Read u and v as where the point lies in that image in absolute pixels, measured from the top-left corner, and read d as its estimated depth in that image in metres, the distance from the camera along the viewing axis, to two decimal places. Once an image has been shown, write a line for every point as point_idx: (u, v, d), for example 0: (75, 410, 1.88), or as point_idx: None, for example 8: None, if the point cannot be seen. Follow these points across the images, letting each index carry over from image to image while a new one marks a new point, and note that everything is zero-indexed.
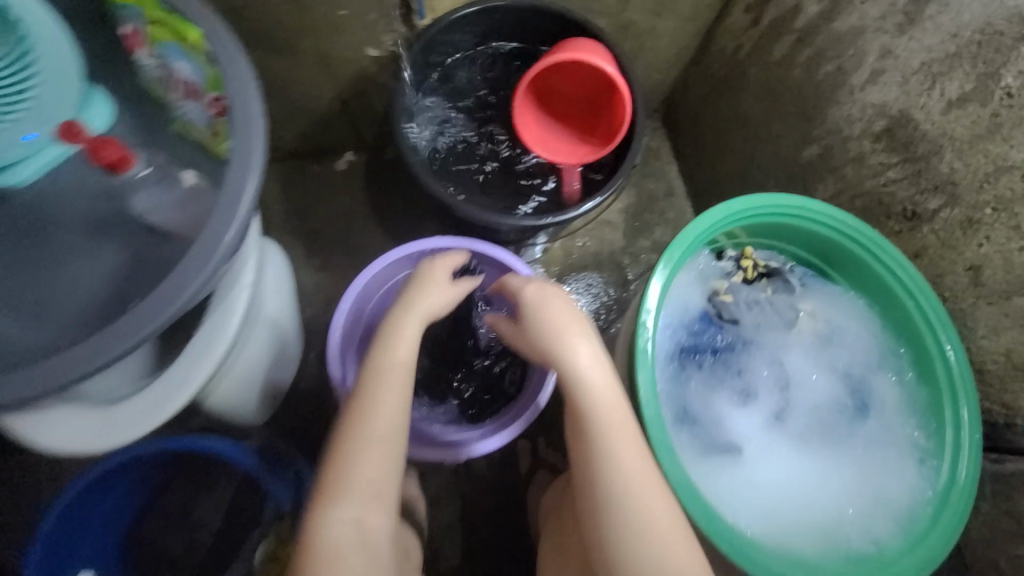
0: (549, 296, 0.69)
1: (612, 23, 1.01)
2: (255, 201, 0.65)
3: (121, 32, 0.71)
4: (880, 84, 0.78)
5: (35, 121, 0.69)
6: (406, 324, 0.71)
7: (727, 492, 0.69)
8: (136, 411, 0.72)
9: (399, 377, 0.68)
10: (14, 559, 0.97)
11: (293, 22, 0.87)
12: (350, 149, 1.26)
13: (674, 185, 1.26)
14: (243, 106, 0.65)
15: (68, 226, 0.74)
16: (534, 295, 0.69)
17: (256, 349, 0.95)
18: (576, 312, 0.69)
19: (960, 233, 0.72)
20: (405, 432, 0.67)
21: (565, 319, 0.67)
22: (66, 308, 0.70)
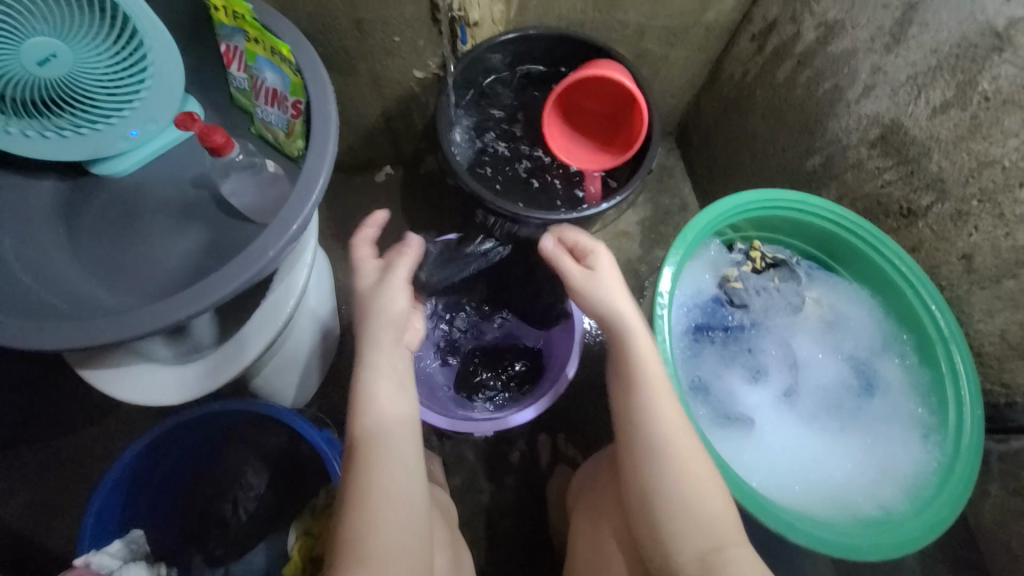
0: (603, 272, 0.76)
1: (631, 50, 1.13)
2: (326, 184, 0.76)
3: (220, 50, 0.86)
4: (872, 97, 0.87)
5: (141, 119, 0.81)
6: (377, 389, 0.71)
7: (741, 457, 0.76)
8: (211, 366, 0.82)
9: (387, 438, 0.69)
10: (69, 520, 1.04)
11: (354, 47, 1.01)
12: (388, 164, 1.39)
13: (687, 200, 1.35)
14: (321, 102, 0.77)
15: (156, 209, 0.86)
16: (603, 256, 0.77)
17: (300, 336, 1.02)
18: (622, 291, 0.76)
19: (952, 225, 0.81)
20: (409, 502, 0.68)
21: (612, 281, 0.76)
22: (155, 275, 0.82)
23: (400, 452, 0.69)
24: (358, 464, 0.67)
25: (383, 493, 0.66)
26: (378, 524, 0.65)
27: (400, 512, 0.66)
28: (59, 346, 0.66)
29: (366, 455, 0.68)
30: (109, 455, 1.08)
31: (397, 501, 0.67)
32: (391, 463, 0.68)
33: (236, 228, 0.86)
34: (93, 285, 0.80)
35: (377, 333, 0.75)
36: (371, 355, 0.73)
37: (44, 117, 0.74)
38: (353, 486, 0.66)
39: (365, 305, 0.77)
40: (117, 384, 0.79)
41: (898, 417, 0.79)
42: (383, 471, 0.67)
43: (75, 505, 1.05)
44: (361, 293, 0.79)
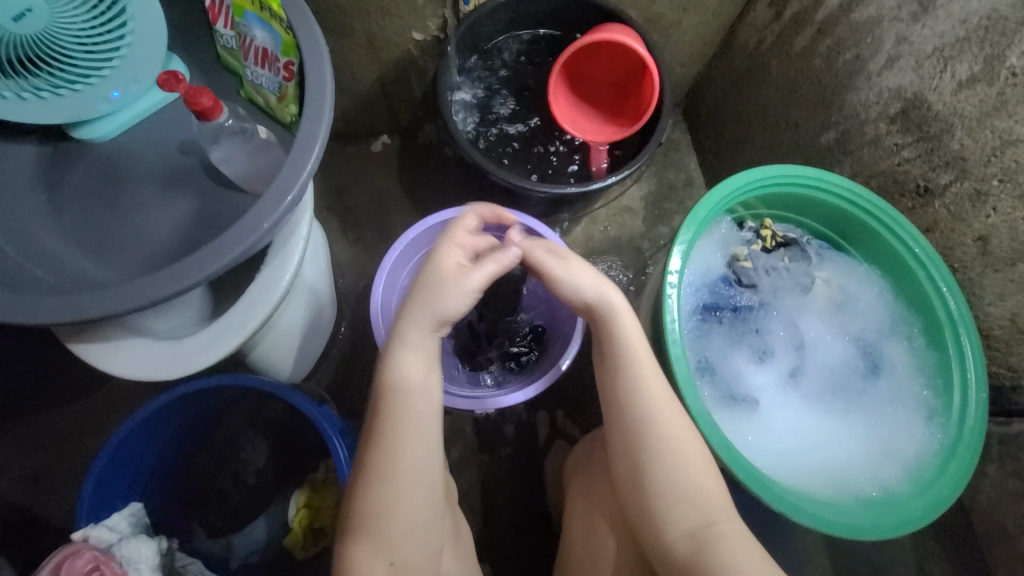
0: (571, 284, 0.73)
1: (641, 15, 1.07)
2: (321, 152, 0.72)
3: (205, 5, 0.80)
4: (895, 69, 0.83)
5: (122, 80, 0.76)
6: (409, 364, 0.71)
7: (745, 437, 0.76)
8: (202, 342, 0.80)
9: (417, 408, 0.69)
10: (66, 493, 1.04)
11: (349, 5, 0.95)
12: (385, 132, 1.33)
13: (693, 175, 1.31)
14: (315, 63, 0.72)
15: (142, 178, 0.82)
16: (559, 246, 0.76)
17: (296, 311, 1.00)
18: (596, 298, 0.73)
19: (969, 205, 0.79)
20: (433, 471, 0.69)
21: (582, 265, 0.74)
22: (143, 247, 0.79)
23: (423, 426, 0.69)
24: (383, 431, 0.68)
25: (406, 467, 0.67)
26: (400, 493, 0.66)
27: (421, 483, 0.67)
28: (45, 321, 0.63)
29: (393, 428, 0.68)
30: (105, 428, 1.07)
31: (419, 473, 0.67)
32: (416, 437, 0.68)
33: (227, 198, 0.82)
34: (80, 257, 0.77)
35: (420, 315, 0.71)
36: (411, 331, 0.72)
37: (17, 77, 0.68)
38: (378, 459, 0.66)
39: (433, 287, 0.72)
40: (109, 359, 0.77)
41: (901, 398, 0.79)
42: (409, 444, 0.67)
43: (72, 478, 1.04)
44: (437, 273, 0.72)
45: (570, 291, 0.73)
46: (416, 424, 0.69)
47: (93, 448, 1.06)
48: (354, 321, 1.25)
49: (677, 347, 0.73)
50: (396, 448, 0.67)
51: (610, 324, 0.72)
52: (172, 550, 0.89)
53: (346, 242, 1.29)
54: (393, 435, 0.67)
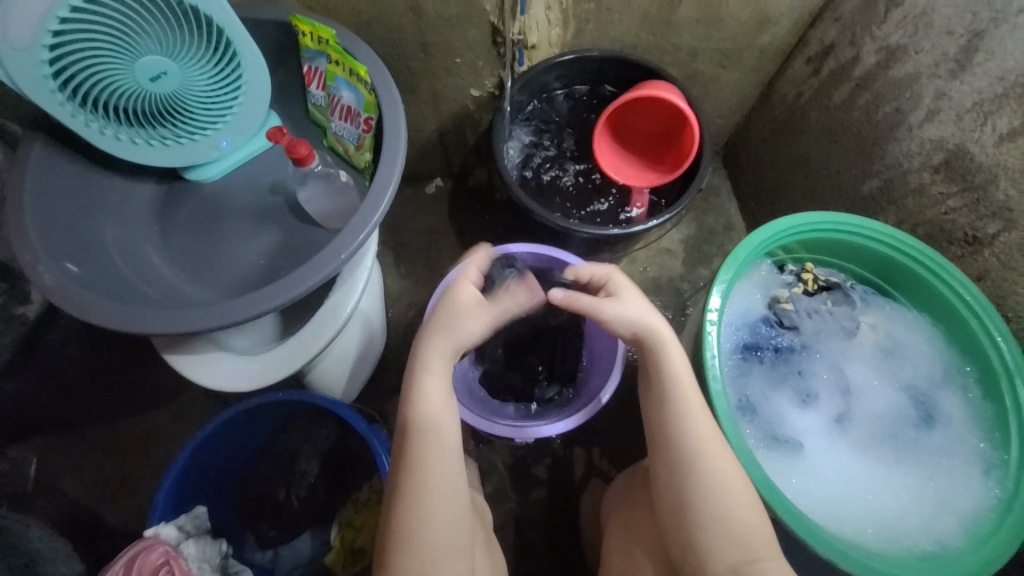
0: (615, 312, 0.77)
1: (682, 72, 1.15)
2: (395, 191, 0.82)
3: (302, 70, 0.94)
4: (936, 122, 0.86)
5: (230, 132, 0.90)
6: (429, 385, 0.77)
7: (789, 479, 0.75)
8: (278, 357, 0.89)
9: (439, 426, 0.75)
10: (137, 495, 1.13)
11: (418, 67, 1.08)
12: (438, 176, 1.45)
13: (733, 220, 1.34)
14: (393, 118, 0.84)
15: (238, 213, 0.94)
16: (623, 280, 0.81)
17: (352, 335, 1.08)
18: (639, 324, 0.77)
19: (1020, 255, 0.78)
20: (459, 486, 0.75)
21: (640, 303, 0.79)
22: (234, 273, 0.91)
23: (447, 446, 0.75)
24: (412, 446, 0.74)
25: (439, 481, 0.72)
26: (430, 509, 0.71)
27: (449, 500, 0.73)
28: (156, 330, 0.74)
29: (423, 445, 0.74)
30: (175, 435, 1.17)
31: (445, 491, 0.73)
32: (443, 456, 0.74)
33: (305, 232, 0.94)
34: (181, 279, 0.89)
35: (442, 339, 0.79)
36: (431, 359, 0.78)
37: (151, 127, 0.83)
38: (408, 472, 0.72)
39: (450, 320, 0.79)
40: (197, 371, 0.87)
41: (959, 450, 0.76)
42: (439, 462, 0.73)
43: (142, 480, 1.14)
44: (453, 304, 0.81)
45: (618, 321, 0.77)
46: (439, 441, 0.74)
47: (165, 454, 1.16)
48: (402, 348, 1.32)
49: (719, 385, 0.75)
50: (426, 466, 0.72)
51: (652, 354, 0.76)
52: (228, 556, 0.95)
53: (399, 274, 1.39)
54: (424, 450, 0.73)
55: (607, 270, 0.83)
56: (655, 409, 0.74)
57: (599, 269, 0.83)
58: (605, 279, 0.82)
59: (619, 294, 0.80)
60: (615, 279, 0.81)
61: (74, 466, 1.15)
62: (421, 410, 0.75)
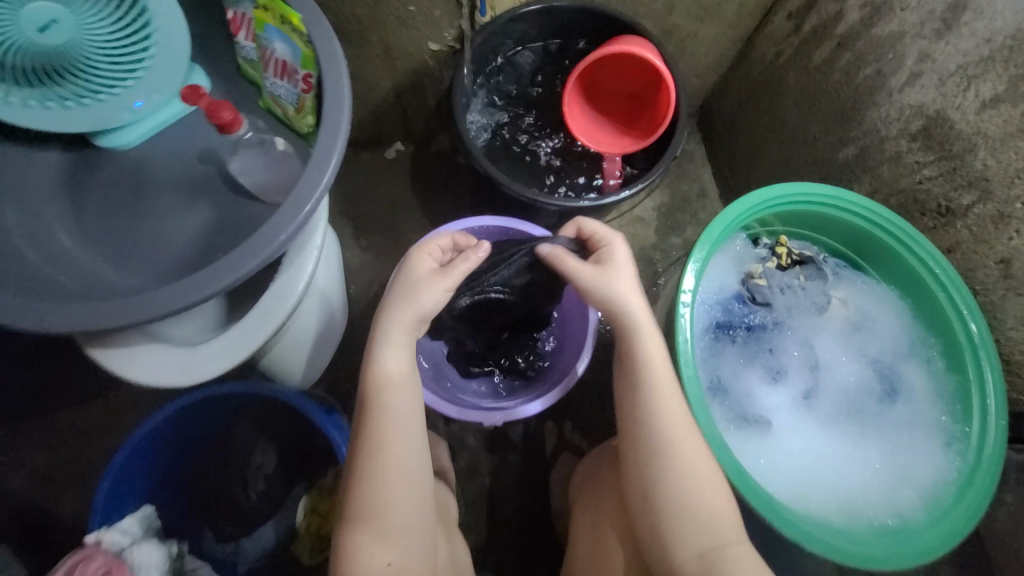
0: (592, 283, 0.73)
1: (658, 26, 1.06)
2: (339, 161, 0.73)
3: (227, 17, 0.81)
4: (917, 86, 0.82)
5: (146, 90, 0.78)
6: (391, 356, 0.72)
7: (759, 461, 0.73)
8: (219, 348, 0.80)
9: (401, 399, 0.71)
10: (82, 491, 1.06)
11: (366, 15, 0.95)
12: (399, 140, 1.33)
13: (706, 187, 1.30)
14: (333, 78, 0.73)
15: (164, 186, 0.83)
16: (620, 248, 0.75)
17: (308, 317, 1.01)
18: (611, 299, 0.73)
19: (992, 227, 0.77)
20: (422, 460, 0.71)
21: (626, 274, 0.74)
22: (162, 256, 0.81)
23: (410, 420, 0.71)
24: (374, 421, 0.69)
25: (401, 457, 0.69)
26: (392, 485, 0.67)
27: (412, 475, 0.69)
28: (65, 328, 0.64)
29: (387, 427, 0.69)
30: (121, 426, 1.09)
31: (407, 466, 0.69)
32: (408, 439, 0.70)
33: (241, 207, 0.83)
34: (101, 263, 0.79)
35: (396, 312, 0.74)
36: (389, 329, 0.73)
37: (45, 87, 0.70)
38: (371, 447, 0.68)
39: (408, 287, 0.75)
40: (126, 365, 0.78)
41: (919, 423, 0.77)
42: (399, 435, 0.69)
43: (89, 474, 1.07)
44: (409, 277, 0.76)
45: (596, 290, 0.73)
46: (400, 415, 0.70)
47: (111, 445, 1.08)
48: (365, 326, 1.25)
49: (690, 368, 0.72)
50: (389, 448, 0.68)
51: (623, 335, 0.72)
52: (182, 554, 0.90)
53: (358, 248, 1.30)
54: (386, 423, 0.69)
55: (610, 236, 0.77)
56: (630, 388, 0.71)
57: (603, 230, 0.78)
58: (603, 243, 0.77)
59: (611, 259, 0.75)
60: (617, 246, 0.76)
61: (8, 463, 1.06)
62: (380, 383, 0.71)
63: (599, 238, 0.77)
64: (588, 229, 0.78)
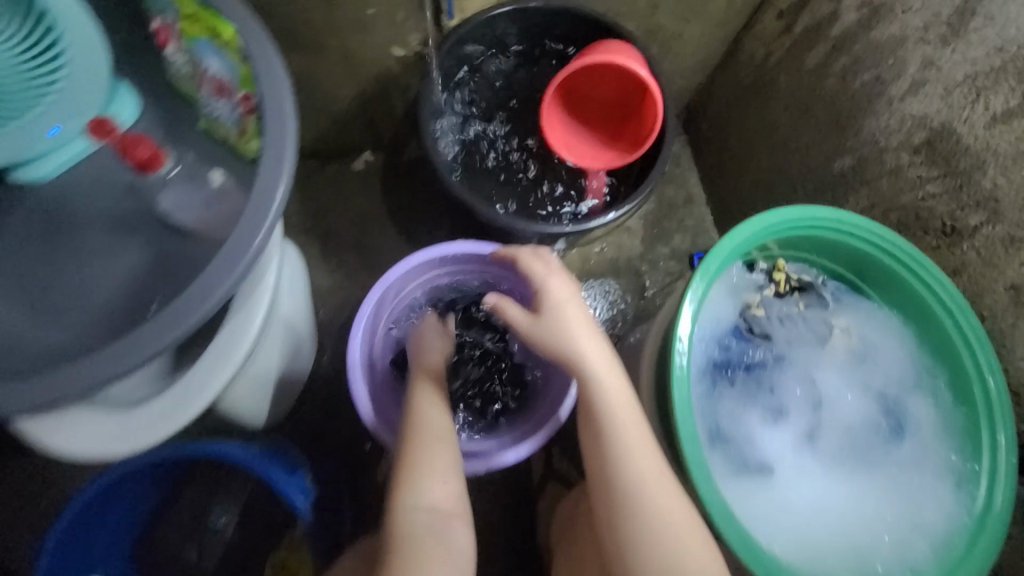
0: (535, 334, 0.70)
1: (641, 26, 0.98)
2: (284, 199, 0.64)
3: (154, 27, 0.71)
4: (921, 95, 0.77)
5: (61, 114, 0.66)
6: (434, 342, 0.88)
7: (761, 514, 0.68)
8: (156, 411, 0.71)
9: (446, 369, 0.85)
10: (28, 552, 0.97)
11: (319, 19, 0.85)
12: (367, 149, 1.23)
13: (694, 193, 1.24)
14: (275, 104, 0.64)
15: (88, 226, 0.73)
16: (556, 289, 0.72)
17: (270, 355, 0.92)
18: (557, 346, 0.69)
19: (1002, 251, 0.71)
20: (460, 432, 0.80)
21: (576, 312, 0.70)
22: (86, 306, 0.70)
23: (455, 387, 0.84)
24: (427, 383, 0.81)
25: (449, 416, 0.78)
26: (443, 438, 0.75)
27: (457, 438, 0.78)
28: None
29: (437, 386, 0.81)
30: (73, 474, 1.00)
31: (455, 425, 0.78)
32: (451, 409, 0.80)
33: (178, 245, 0.73)
34: (18, 317, 0.69)
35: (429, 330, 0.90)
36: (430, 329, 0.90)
37: None
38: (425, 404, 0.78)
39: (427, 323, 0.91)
40: (51, 433, 0.68)
41: (928, 464, 0.72)
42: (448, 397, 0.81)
43: (38, 529, 0.98)
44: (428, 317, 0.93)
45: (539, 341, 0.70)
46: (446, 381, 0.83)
47: (64, 495, 1.00)
48: (337, 354, 1.16)
49: (688, 427, 0.64)
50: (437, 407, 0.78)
51: (585, 383, 0.67)
52: None
53: (326, 268, 1.20)
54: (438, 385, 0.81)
55: (549, 273, 0.74)
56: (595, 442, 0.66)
57: (539, 268, 0.74)
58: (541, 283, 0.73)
59: (554, 299, 0.71)
60: (554, 285, 0.72)
61: None
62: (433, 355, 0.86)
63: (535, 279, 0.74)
64: (528, 264, 0.75)
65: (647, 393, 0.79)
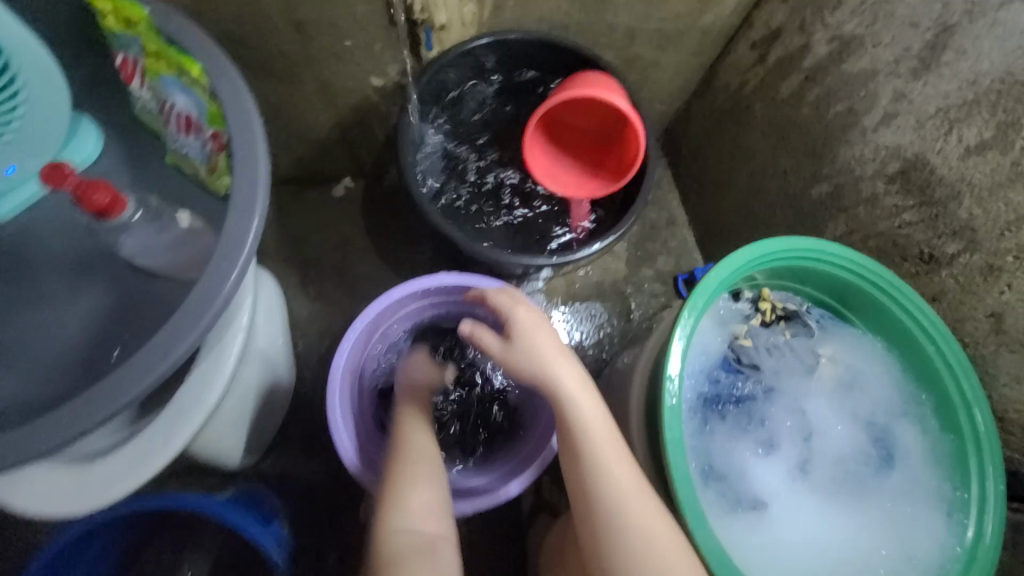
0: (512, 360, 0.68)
1: (619, 56, 0.99)
2: (257, 242, 0.61)
3: (116, 62, 0.67)
4: (893, 126, 0.78)
5: (17, 154, 0.63)
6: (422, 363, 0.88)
7: (758, 554, 0.66)
8: (116, 470, 0.66)
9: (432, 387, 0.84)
10: None
11: (295, 51, 0.84)
12: (347, 176, 1.21)
13: (676, 215, 1.25)
14: (246, 143, 0.61)
15: (50, 269, 0.69)
16: (523, 316, 0.70)
17: (245, 395, 0.88)
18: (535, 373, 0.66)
19: (980, 279, 0.72)
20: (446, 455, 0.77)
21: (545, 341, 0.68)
22: (41, 355, 0.66)
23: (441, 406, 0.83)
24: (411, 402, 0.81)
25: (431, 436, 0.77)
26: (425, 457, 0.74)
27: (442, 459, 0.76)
28: None
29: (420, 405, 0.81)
30: (35, 526, 0.94)
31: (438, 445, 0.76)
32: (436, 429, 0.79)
33: (146, 287, 0.69)
34: None
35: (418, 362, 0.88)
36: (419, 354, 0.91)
37: None
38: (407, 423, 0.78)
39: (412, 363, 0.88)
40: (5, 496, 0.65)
41: (920, 493, 0.71)
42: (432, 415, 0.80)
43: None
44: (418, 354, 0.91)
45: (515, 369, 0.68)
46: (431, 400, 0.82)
47: (25, 550, 0.94)
48: (317, 387, 1.12)
49: (681, 470, 0.62)
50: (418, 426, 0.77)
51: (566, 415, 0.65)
52: None
53: (306, 297, 1.17)
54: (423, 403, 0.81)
55: (516, 300, 0.72)
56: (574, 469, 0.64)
57: (504, 298, 0.73)
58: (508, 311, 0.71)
59: (521, 327, 0.69)
60: (523, 312, 0.71)
61: None
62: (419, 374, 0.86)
63: (502, 306, 0.72)
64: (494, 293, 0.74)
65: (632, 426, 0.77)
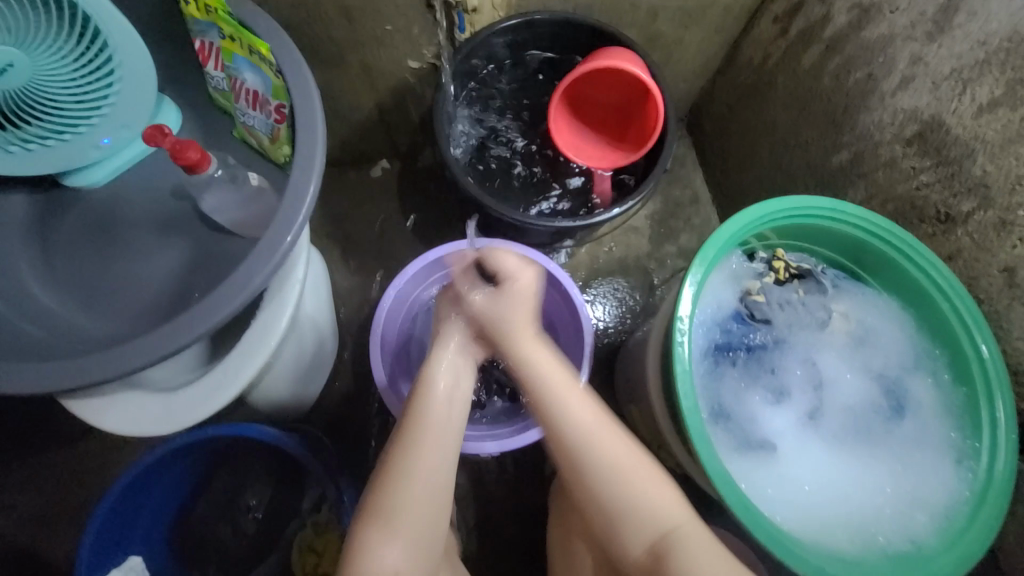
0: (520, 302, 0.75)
1: (641, 34, 1.04)
2: (315, 199, 0.70)
3: (194, 46, 0.77)
4: (910, 90, 0.80)
5: (112, 126, 0.73)
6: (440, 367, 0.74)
7: (764, 486, 0.71)
8: (194, 397, 0.76)
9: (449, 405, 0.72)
10: (73, 532, 1.05)
11: (342, 37, 0.93)
12: (384, 158, 1.30)
13: (699, 193, 1.28)
14: (307, 114, 0.70)
15: (136, 226, 0.80)
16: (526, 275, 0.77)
17: (297, 346, 0.97)
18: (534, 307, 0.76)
19: (994, 235, 0.74)
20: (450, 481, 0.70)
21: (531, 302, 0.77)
22: (132, 298, 0.77)
23: (451, 427, 0.71)
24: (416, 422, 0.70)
25: (432, 460, 0.68)
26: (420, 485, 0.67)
27: (442, 484, 0.69)
28: (37, 390, 0.62)
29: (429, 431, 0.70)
30: (115, 461, 1.08)
31: (442, 470, 0.69)
32: (439, 455, 0.69)
33: (218, 240, 0.80)
34: (72, 310, 0.75)
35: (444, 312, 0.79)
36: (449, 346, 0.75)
37: (5, 129, 0.67)
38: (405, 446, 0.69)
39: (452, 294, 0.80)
40: (104, 415, 0.75)
41: (928, 440, 0.74)
42: (438, 440, 0.70)
43: (83, 511, 1.05)
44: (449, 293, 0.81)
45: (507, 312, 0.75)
46: (443, 419, 0.71)
47: (105, 483, 1.07)
48: (357, 350, 1.22)
49: (691, 402, 0.67)
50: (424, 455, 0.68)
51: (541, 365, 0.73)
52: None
53: (347, 270, 1.27)
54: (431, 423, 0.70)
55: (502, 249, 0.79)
56: (554, 376, 0.72)
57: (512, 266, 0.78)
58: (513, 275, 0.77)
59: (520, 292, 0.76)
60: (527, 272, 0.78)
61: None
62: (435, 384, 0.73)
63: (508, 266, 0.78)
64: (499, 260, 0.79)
65: (652, 372, 0.83)
